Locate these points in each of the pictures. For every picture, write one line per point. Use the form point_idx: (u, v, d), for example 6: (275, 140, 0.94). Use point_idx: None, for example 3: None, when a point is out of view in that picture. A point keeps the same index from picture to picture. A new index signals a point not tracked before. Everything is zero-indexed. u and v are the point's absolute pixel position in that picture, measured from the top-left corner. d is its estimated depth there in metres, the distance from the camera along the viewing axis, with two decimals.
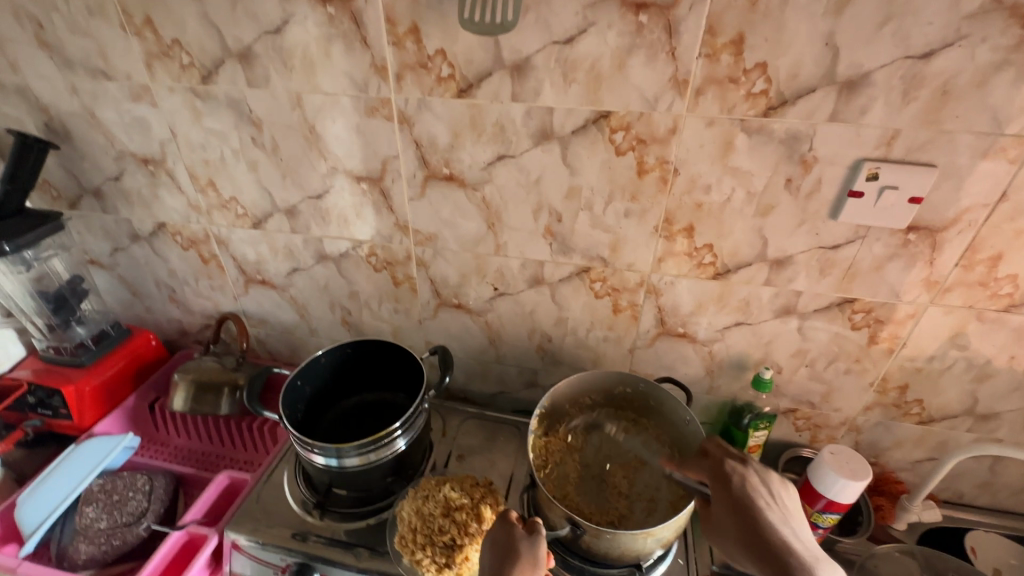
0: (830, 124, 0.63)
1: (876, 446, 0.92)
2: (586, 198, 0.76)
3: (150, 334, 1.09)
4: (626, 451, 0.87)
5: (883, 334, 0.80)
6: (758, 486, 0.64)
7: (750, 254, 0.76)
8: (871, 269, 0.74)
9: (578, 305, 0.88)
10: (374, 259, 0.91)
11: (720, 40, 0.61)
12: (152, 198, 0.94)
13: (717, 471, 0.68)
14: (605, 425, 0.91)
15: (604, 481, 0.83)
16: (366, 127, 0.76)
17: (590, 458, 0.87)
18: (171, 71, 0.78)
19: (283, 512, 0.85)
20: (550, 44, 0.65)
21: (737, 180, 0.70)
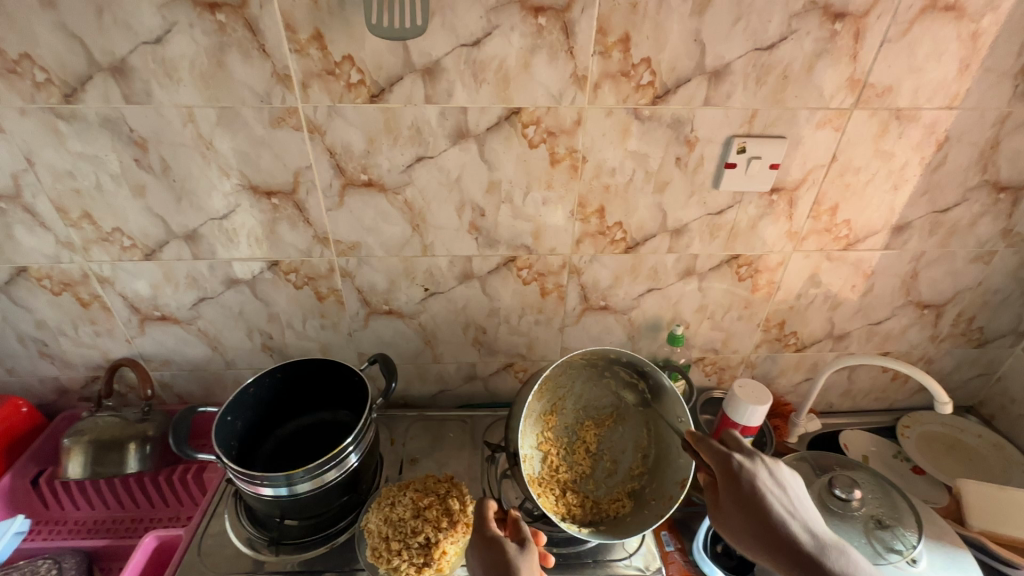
0: (706, 108, 0.74)
1: (768, 376, 1.09)
2: (506, 191, 0.80)
3: (20, 400, 0.93)
4: (603, 406, 0.92)
5: (763, 281, 0.95)
6: (771, 488, 0.69)
7: (654, 227, 0.86)
8: (748, 227, 0.87)
9: (508, 293, 0.93)
10: (294, 276, 0.87)
11: (610, 38, 0.68)
12: (4, 240, 0.80)
13: (726, 465, 0.71)
14: (590, 379, 0.92)
15: (575, 435, 0.91)
16: (272, 139, 0.73)
17: (568, 409, 0.92)
18: (21, 90, 0.68)
19: (230, 559, 0.79)
20: (457, 47, 0.68)
21: (637, 162, 0.79)
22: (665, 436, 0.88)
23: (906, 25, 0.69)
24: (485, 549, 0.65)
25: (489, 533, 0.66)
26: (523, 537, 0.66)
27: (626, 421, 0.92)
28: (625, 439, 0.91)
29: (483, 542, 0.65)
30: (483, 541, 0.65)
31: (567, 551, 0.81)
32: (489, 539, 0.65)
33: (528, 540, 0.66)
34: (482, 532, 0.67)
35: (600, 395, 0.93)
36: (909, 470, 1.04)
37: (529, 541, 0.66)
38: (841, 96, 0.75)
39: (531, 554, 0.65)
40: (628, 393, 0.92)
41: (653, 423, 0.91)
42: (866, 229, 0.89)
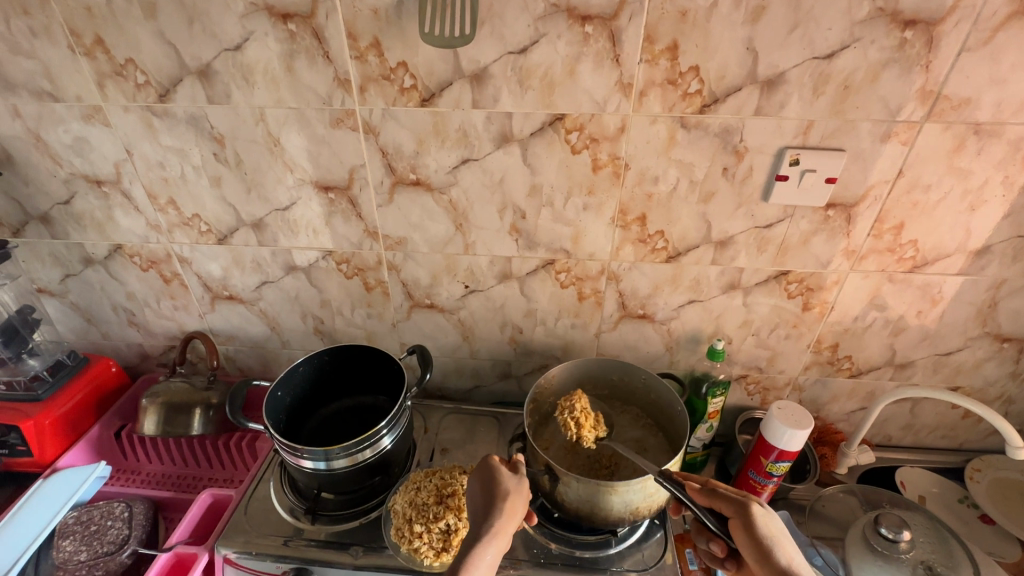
0: (756, 118, 0.72)
1: (817, 401, 1.04)
2: (547, 194, 0.82)
3: (110, 361, 1.06)
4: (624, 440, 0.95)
5: (814, 300, 0.90)
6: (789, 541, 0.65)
7: (697, 237, 0.84)
8: (800, 243, 0.83)
9: (545, 295, 0.94)
10: (345, 266, 0.93)
11: (658, 46, 0.68)
12: (105, 220, 0.92)
13: (740, 509, 0.66)
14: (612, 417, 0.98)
15: (596, 461, 0.88)
16: (331, 137, 0.79)
17: None
18: (125, 90, 0.77)
19: (273, 520, 0.85)
20: (505, 54, 0.70)
21: (681, 171, 0.78)
22: (679, 446, 0.88)
23: (989, 32, 0.64)
24: (481, 474, 0.71)
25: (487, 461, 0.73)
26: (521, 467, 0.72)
27: (648, 453, 0.92)
28: None
29: (485, 465, 0.72)
30: (485, 464, 0.72)
31: (586, 555, 0.80)
32: (493, 462, 0.72)
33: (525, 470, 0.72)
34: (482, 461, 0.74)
35: (623, 430, 0.96)
36: (976, 518, 0.94)
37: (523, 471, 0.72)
38: (909, 107, 0.70)
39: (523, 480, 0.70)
40: (646, 425, 0.96)
41: (674, 448, 0.91)
42: (936, 251, 0.82)
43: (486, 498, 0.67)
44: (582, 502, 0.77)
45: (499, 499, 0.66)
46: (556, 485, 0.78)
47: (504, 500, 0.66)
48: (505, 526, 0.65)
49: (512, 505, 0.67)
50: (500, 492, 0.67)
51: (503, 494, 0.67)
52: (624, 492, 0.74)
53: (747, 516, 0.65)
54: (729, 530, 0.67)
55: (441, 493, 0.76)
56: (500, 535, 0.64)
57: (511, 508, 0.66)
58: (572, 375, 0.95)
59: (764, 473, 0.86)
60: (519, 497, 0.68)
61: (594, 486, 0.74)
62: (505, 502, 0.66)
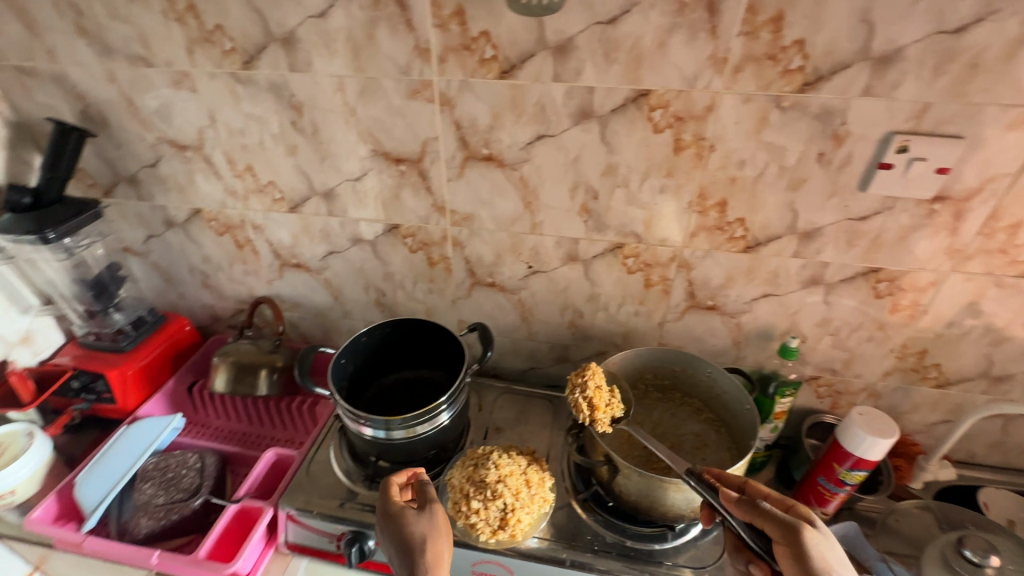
0: (864, 99, 0.66)
1: (894, 410, 0.97)
2: (623, 175, 0.79)
3: (184, 320, 1.12)
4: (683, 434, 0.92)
5: (905, 302, 0.83)
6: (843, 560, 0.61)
7: (781, 227, 0.79)
8: (897, 239, 0.77)
9: (610, 280, 0.91)
10: (410, 240, 0.94)
11: (760, 17, 0.63)
12: (187, 184, 0.95)
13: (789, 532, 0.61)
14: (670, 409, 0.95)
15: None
16: (406, 109, 0.78)
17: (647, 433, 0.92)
18: (212, 56, 0.79)
19: (332, 483, 0.88)
20: (593, 24, 0.67)
21: (771, 155, 0.73)
22: (745, 444, 0.83)
23: None
24: (387, 518, 0.68)
25: (392, 505, 0.69)
26: (423, 501, 0.69)
27: (708, 448, 0.89)
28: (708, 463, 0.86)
29: (390, 514, 0.69)
30: (389, 512, 0.69)
31: (639, 546, 0.78)
32: (395, 511, 0.69)
33: (431, 503, 0.69)
34: (387, 505, 0.70)
35: (681, 423, 0.93)
36: None
37: (430, 504, 0.69)
38: None
39: (434, 516, 0.68)
40: (707, 420, 0.92)
41: (737, 446, 0.87)
42: None
43: (405, 558, 0.64)
44: (641, 494, 0.75)
45: (416, 553, 0.64)
46: (615, 475, 0.76)
47: (425, 553, 0.64)
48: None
49: (436, 554, 0.64)
50: (418, 546, 0.65)
51: (421, 547, 0.64)
52: (687, 489, 0.71)
53: (799, 543, 0.60)
54: (775, 553, 0.63)
55: (495, 474, 0.76)
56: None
57: (436, 555, 0.64)
58: (633, 363, 0.92)
59: (835, 480, 0.82)
60: (440, 540, 0.66)
61: (655, 480, 0.72)
62: (426, 553, 0.64)
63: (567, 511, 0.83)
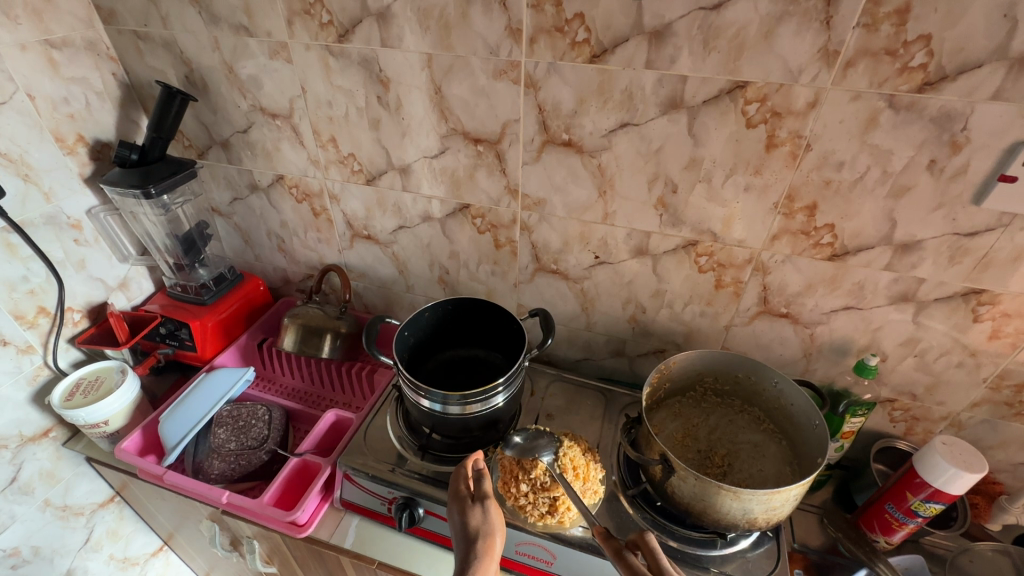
0: (992, 103, 0.60)
1: (978, 444, 0.90)
2: (707, 170, 0.76)
3: (259, 280, 1.18)
4: (740, 443, 0.89)
5: (1008, 329, 0.76)
6: None
7: (875, 237, 0.74)
8: (1008, 259, 0.70)
9: (679, 278, 0.89)
10: (479, 221, 0.95)
11: (883, 9, 0.58)
12: (274, 151, 1.00)
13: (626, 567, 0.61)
14: (728, 416, 0.92)
15: (707, 458, 0.86)
16: (491, 90, 0.78)
17: (702, 438, 0.90)
18: (309, 29, 0.82)
19: (386, 448, 0.91)
20: (695, 10, 0.64)
21: (875, 159, 0.68)
22: (810, 461, 0.80)
23: None
24: (454, 505, 0.70)
25: (459, 492, 0.71)
26: (480, 491, 0.70)
27: (767, 460, 0.85)
28: (766, 474, 0.83)
29: (456, 501, 0.70)
30: (455, 498, 0.71)
31: (686, 550, 0.77)
32: (459, 498, 0.70)
33: (486, 496, 0.69)
34: (458, 487, 0.72)
35: (739, 432, 0.90)
36: None
37: (486, 497, 0.69)
38: None
39: (489, 511, 0.68)
40: (767, 431, 0.89)
41: (798, 461, 0.84)
42: None
43: (460, 545, 0.65)
44: (694, 498, 0.73)
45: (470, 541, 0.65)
46: (668, 475, 0.74)
47: (478, 541, 0.64)
48: (488, 567, 0.62)
49: (488, 543, 0.64)
50: (471, 533, 0.66)
51: (476, 536, 0.65)
52: (745, 498, 0.68)
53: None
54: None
55: (549, 464, 0.78)
56: None
57: (488, 546, 0.64)
58: (693, 365, 0.90)
59: (906, 511, 0.77)
60: (495, 533, 0.66)
61: (712, 485, 0.69)
62: (479, 541, 0.64)
63: (616, 504, 0.82)
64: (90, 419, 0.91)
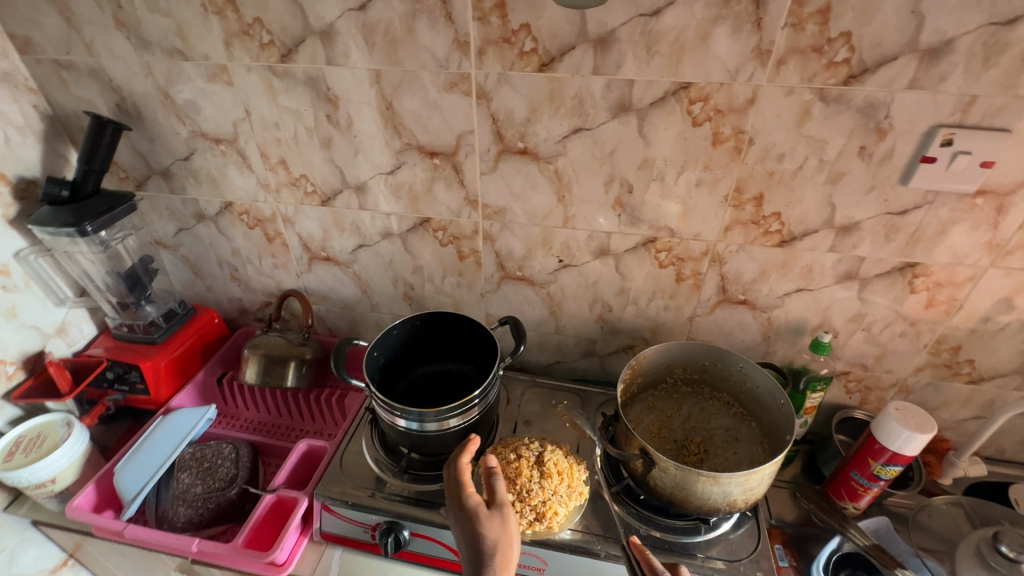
0: (908, 92, 0.65)
1: (925, 406, 0.96)
2: (659, 169, 0.79)
3: (213, 312, 1.13)
4: (713, 429, 0.92)
5: (941, 297, 0.83)
6: None
7: (817, 222, 0.79)
8: (936, 233, 0.76)
9: (641, 274, 0.91)
10: (441, 234, 0.94)
11: (806, 10, 0.62)
12: (220, 177, 0.96)
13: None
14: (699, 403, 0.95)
15: (684, 447, 0.88)
16: (443, 102, 0.78)
17: (677, 428, 0.92)
18: (250, 50, 0.79)
19: (365, 474, 0.88)
20: (635, 17, 0.66)
21: (811, 149, 0.72)
22: (778, 439, 0.84)
23: None
24: (463, 513, 0.68)
25: (469, 499, 0.69)
26: (497, 498, 0.69)
27: (739, 442, 0.89)
28: (739, 457, 0.86)
29: (466, 508, 0.68)
30: (466, 505, 0.69)
31: (671, 539, 0.79)
32: (471, 505, 0.68)
33: (503, 506, 0.68)
34: (465, 496, 0.70)
35: (711, 418, 0.93)
36: None
37: (501, 506, 0.68)
38: None
39: (506, 519, 0.67)
40: (736, 415, 0.92)
41: (768, 441, 0.87)
42: None
43: (474, 554, 0.64)
44: (676, 488, 0.74)
45: (487, 553, 0.64)
46: (649, 468, 0.76)
47: (497, 551, 0.64)
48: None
49: (506, 553, 0.64)
50: (487, 542, 0.64)
51: (494, 544, 0.65)
52: (724, 482, 0.71)
53: None
54: None
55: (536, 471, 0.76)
56: None
57: (505, 556, 0.64)
58: (663, 358, 0.92)
59: (869, 475, 0.82)
60: (510, 540, 0.66)
61: (692, 474, 0.71)
62: (497, 551, 0.64)
63: (600, 504, 0.83)
64: (35, 479, 0.84)
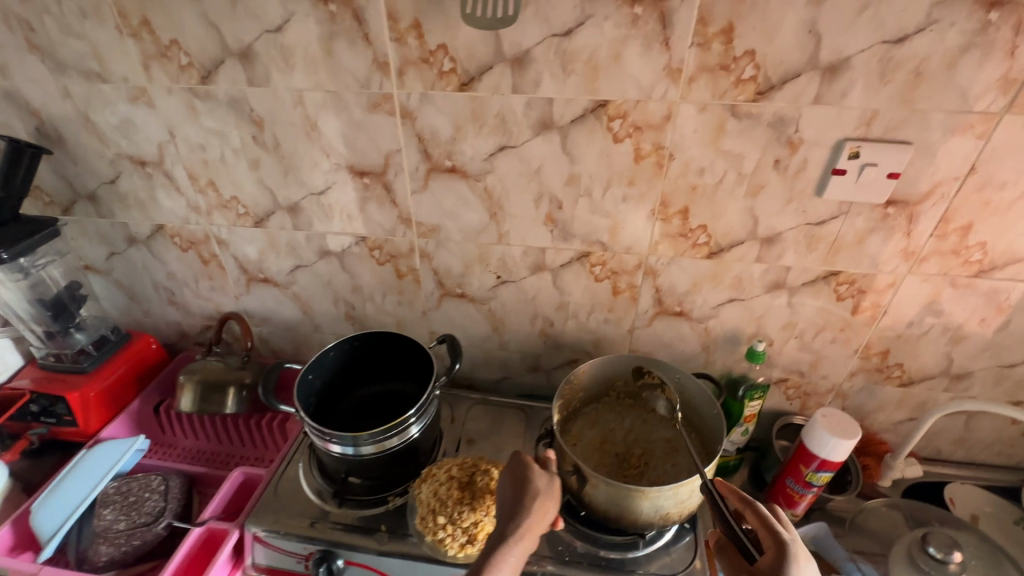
0: (814, 107, 0.67)
1: (862, 410, 0.98)
2: (586, 184, 0.79)
3: (150, 338, 1.09)
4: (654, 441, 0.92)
5: (866, 303, 0.85)
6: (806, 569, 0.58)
7: (742, 233, 0.80)
8: (854, 242, 0.78)
9: (578, 288, 0.92)
10: (378, 253, 0.93)
11: (711, 29, 0.64)
12: (148, 200, 0.93)
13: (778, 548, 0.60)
14: (642, 415, 0.95)
15: (625, 461, 0.88)
16: (369, 122, 0.78)
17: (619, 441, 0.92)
18: (168, 72, 0.78)
19: (301, 502, 0.86)
20: (549, 37, 0.67)
21: (729, 163, 0.74)
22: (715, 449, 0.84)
23: None
24: (514, 463, 0.71)
25: (523, 453, 0.71)
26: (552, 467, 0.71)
27: (679, 454, 0.89)
28: (679, 468, 0.86)
29: (517, 462, 0.71)
30: (518, 459, 0.71)
31: (609, 555, 0.78)
32: (526, 459, 0.71)
33: (555, 470, 0.70)
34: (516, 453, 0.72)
35: (653, 429, 0.93)
36: None
37: (556, 470, 0.70)
38: (989, 97, 0.63)
39: (556, 480, 0.69)
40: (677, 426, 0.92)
41: (707, 452, 0.87)
42: (1006, 254, 0.76)
43: (515, 496, 0.67)
44: (609, 504, 0.74)
45: (528, 500, 0.65)
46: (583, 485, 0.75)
47: (535, 500, 0.66)
48: (535, 524, 0.64)
49: (541, 504, 0.66)
50: (533, 489, 0.66)
51: (535, 492, 0.66)
52: (654, 496, 0.71)
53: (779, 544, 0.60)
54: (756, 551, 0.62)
55: (468, 493, 0.75)
56: (529, 531, 0.63)
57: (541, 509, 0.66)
58: (603, 370, 0.92)
59: (803, 482, 0.82)
60: (552, 497, 0.68)
61: (623, 489, 0.71)
62: (536, 502, 0.66)
63: None
64: None
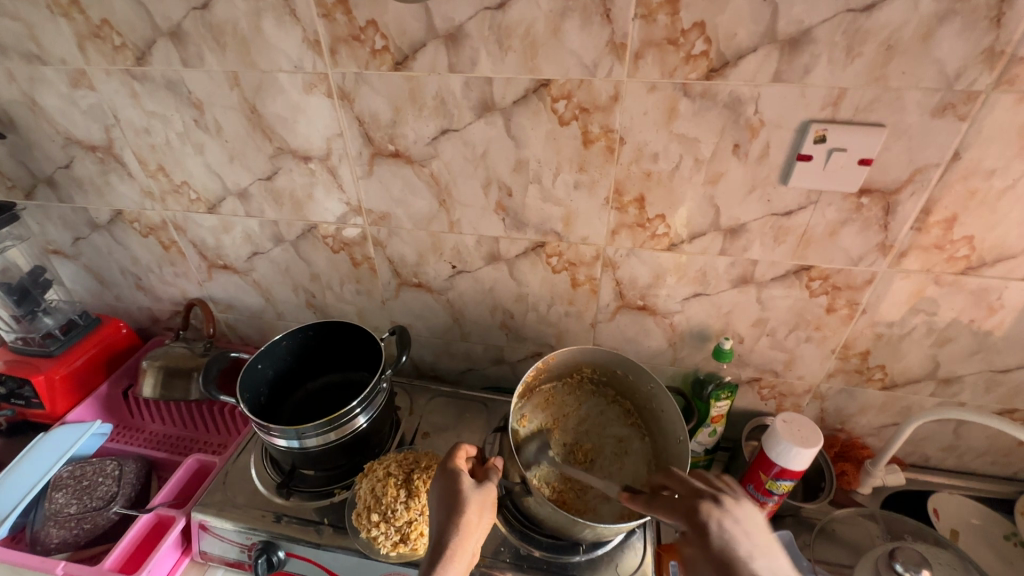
0: (774, 85, 0.61)
1: (842, 413, 0.92)
2: (534, 170, 0.74)
3: (120, 322, 1.10)
4: (606, 436, 0.88)
5: (841, 301, 0.78)
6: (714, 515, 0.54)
7: (704, 224, 0.75)
8: (825, 234, 0.72)
9: (536, 280, 0.87)
10: (331, 241, 0.91)
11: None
12: (104, 185, 0.93)
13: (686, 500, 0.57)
14: (599, 406, 0.90)
15: (571, 452, 0.85)
16: (307, 105, 0.75)
17: (570, 429, 0.88)
18: (104, 53, 0.76)
19: (250, 492, 0.85)
20: (481, 10, 0.62)
21: (684, 148, 0.68)
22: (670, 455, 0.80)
23: None
24: (443, 477, 0.67)
25: (450, 464, 0.68)
26: (483, 480, 0.67)
27: (629, 455, 0.85)
28: (627, 471, 0.83)
29: (445, 475, 0.67)
30: (445, 472, 0.67)
31: (552, 558, 0.75)
32: (453, 471, 0.67)
33: (488, 481, 0.67)
34: (446, 464, 0.68)
35: (609, 425, 0.89)
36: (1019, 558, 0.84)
37: (490, 481, 0.67)
38: (971, 73, 0.56)
39: (489, 489, 0.66)
40: (634, 426, 0.88)
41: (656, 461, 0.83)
42: (997, 250, 0.68)
43: (444, 512, 0.63)
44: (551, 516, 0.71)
45: (456, 514, 0.62)
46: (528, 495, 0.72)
47: (464, 512, 0.62)
48: (465, 538, 0.60)
49: (467, 518, 0.61)
50: (462, 502, 0.63)
51: (463, 502, 0.63)
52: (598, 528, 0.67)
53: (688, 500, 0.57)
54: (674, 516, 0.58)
55: (404, 492, 0.73)
56: (459, 548, 0.59)
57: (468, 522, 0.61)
58: (573, 359, 0.86)
59: (763, 491, 0.78)
60: (484, 509, 0.64)
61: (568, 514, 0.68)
62: (465, 513, 0.62)
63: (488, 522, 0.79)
64: None
